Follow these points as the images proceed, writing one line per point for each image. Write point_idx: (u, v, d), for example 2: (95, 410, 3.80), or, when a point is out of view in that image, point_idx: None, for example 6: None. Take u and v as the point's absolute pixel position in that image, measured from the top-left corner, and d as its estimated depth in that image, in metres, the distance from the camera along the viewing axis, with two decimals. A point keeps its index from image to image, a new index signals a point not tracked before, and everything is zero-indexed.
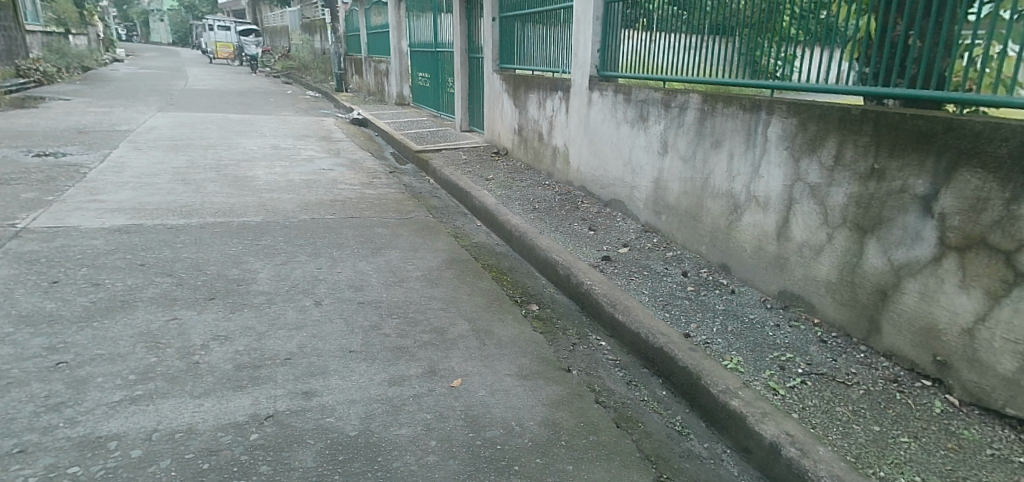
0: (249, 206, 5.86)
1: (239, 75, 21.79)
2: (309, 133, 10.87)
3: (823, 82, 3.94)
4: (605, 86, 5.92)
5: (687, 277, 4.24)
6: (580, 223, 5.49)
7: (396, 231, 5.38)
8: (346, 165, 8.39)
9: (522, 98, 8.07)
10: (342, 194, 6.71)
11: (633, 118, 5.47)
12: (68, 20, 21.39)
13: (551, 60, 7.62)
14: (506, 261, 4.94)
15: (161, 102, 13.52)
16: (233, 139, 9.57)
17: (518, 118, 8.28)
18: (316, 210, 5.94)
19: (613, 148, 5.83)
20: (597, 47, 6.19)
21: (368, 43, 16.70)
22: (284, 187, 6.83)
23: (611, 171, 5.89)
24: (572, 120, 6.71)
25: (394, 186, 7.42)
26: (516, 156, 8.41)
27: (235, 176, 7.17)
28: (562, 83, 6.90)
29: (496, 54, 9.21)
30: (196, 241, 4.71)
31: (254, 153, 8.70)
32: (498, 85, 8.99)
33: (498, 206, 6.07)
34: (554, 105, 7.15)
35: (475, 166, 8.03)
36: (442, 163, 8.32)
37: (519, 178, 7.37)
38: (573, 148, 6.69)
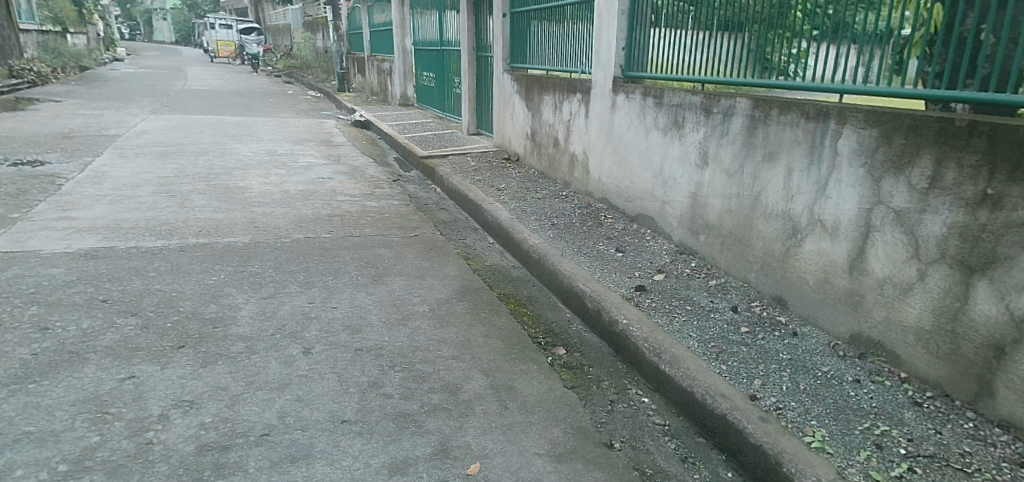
0: (237, 223, 5.29)
1: (240, 75, 21.26)
2: (308, 137, 10.29)
3: (832, 80, 3.71)
4: (632, 88, 5.32)
5: (737, 313, 3.63)
6: (605, 243, 4.89)
7: (399, 253, 4.81)
8: (346, 173, 7.81)
9: (536, 101, 7.47)
10: (341, 207, 6.14)
11: (666, 125, 4.87)
12: (64, 18, 20.92)
13: (568, 59, 7.01)
14: (524, 289, 4.36)
15: (156, 103, 12.98)
16: (226, 145, 8.99)
17: (531, 121, 7.68)
18: (312, 226, 5.37)
19: (641, 157, 5.23)
20: (623, 45, 5.58)
21: (372, 41, 16.11)
22: (277, 200, 6.27)
23: (638, 182, 5.29)
24: (592, 125, 6.11)
25: (397, 197, 6.84)
26: (528, 162, 7.81)
27: (225, 187, 6.61)
28: (581, 84, 6.29)
29: (506, 53, 8.61)
30: (172, 267, 4.15)
31: (248, 159, 8.15)
32: (509, 86, 8.39)
33: (513, 222, 5.48)
34: (571, 109, 6.55)
35: (485, 174, 7.44)
36: (449, 170, 7.72)
37: (533, 187, 6.77)
38: (594, 156, 6.09)
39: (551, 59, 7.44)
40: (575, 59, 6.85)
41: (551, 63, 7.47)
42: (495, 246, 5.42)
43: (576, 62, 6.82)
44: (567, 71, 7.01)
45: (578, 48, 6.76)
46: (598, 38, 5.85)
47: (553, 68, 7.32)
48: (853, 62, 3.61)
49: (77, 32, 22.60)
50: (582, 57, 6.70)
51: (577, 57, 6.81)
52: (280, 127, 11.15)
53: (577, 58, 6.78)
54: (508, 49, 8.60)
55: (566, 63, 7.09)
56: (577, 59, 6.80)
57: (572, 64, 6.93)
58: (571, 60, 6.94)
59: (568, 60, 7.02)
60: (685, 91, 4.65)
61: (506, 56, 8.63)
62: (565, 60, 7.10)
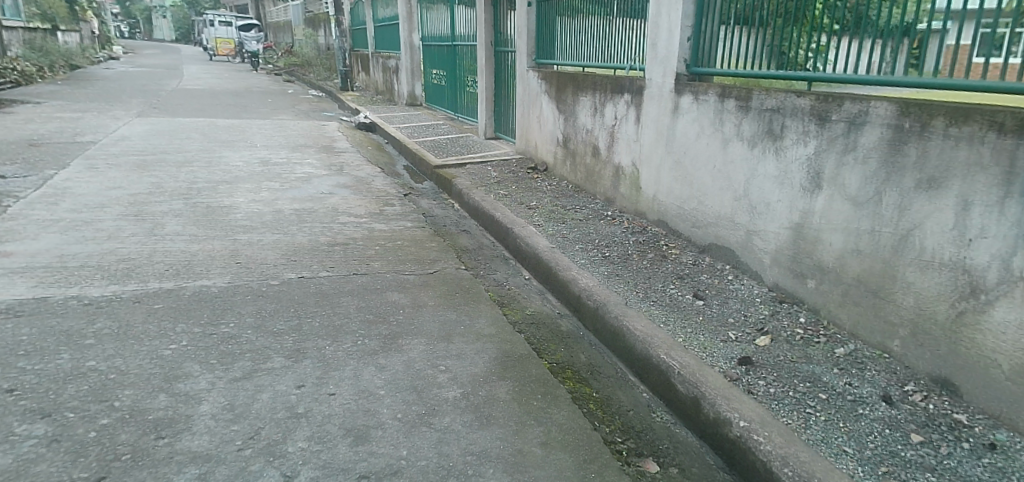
0: (213, 257, 4.30)
1: (239, 73, 20.27)
2: (308, 142, 9.28)
3: (860, 74, 3.44)
4: (704, 86, 4.27)
5: (895, 408, 2.63)
6: (678, 285, 3.87)
7: (415, 299, 3.80)
8: (350, 187, 6.81)
9: (570, 102, 6.44)
10: (343, 232, 5.12)
11: (756, 134, 3.84)
12: (55, 16, 20.01)
13: (611, 53, 5.98)
14: (581, 352, 3.35)
15: (144, 105, 12.02)
16: (215, 153, 8.01)
17: (563, 126, 6.66)
18: (307, 260, 4.37)
19: (716, 174, 4.21)
20: (690, 34, 4.57)
21: (376, 37, 15.08)
22: (266, 223, 5.26)
23: (713, 205, 4.26)
24: (645, 132, 5.10)
25: (410, 217, 5.84)
26: (560, 172, 6.80)
27: (207, 206, 5.62)
28: (631, 83, 5.26)
29: (531, 47, 7.57)
30: (118, 328, 3.15)
31: (238, 171, 7.15)
32: (535, 85, 7.36)
33: (555, 253, 4.47)
34: (617, 112, 5.52)
35: (512, 189, 6.42)
36: (469, 183, 6.72)
37: (570, 205, 5.76)
38: (648, 170, 5.08)
39: (588, 53, 6.40)
40: (621, 54, 5.82)
41: (588, 58, 6.43)
42: (532, 283, 4.41)
43: (622, 57, 5.79)
44: (609, 67, 5.97)
45: (625, 41, 5.72)
46: (655, 27, 4.83)
47: (591, 64, 6.27)
48: (879, 56, 3.36)
49: (68, 30, 21.67)
50: (630, 52, 5.67)
51: (623, 52, 5.78)
52: (277, 131, 10.14)
53: (624, 52, 5.75)
54: (534, 43, 7.55)
55: (608, 59, 6.05)
56: (623, 54, 5.77)
57: (616, 59, 5.89)
58: (616, 55, 5.90)
59: (611, 54, 5.98)
60: (786, 92, 3.62)
61: (531, 51, 7.58)
62: (607, 55, 6.06)
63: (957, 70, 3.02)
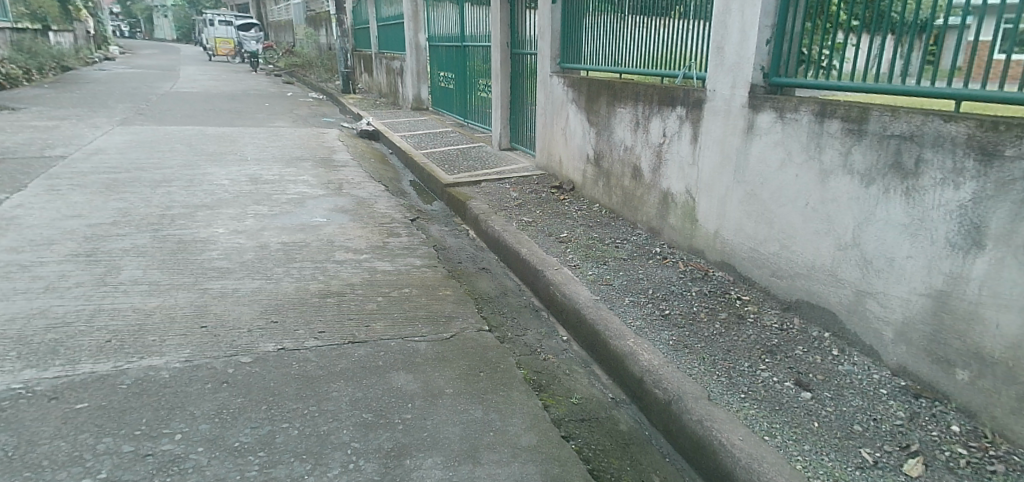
0: (173, 318, 3.43)
1: (238, 75, 19.48)
2: (305, 155, 8.41)
3: (878, 77, 3.22)
4: (794, 101, 3.40)
5: None
6: (768, 362, 2.98)
7: (427, 380, 2.92)
8: (350, 211, 5.95)
9: (604, 115, 5.56)
10: (338, 275, 4.25)
11: (874, 168, 2.97)
12: (46, 16, 19.23)
13: (656, 57, 5.09)
14: (654, 472, 2.51)
15: (130, 112, 11.16)
16: (198, 169, 7.15)
17: (595, 140, 5.79)
18: (291, 319, 3.50)
19: (810, 214, 3.33)
20: (770, 36, 3.71)
21: (379, 37, 14.21)
22: (246, 263, 4.40)
23: (805, 251, 3.38)
24: (702, 154, 4.23)
25: (419, 251, 4.98)
26: (590, 193, 5.93)
27: (178, 240, 4.77)
28: (685, 94, 4.38)
29: (556, 50, 6.69)
30: (12, 457, 2.30)
31: (222, 192, 6.29)
32: (560, 93, 6.49)
33: (601, 308, 3.59)
34: (666, 128, 4.63)
35: (538, 216, 5.54)
36: (488, 208, 5.84)
37: (607, 236, 4.89)
38: (707, 199, 4.20)
39: (624, 57, 5.51)
40: (668, 59, 4.94)
41: (624, 62, 5.54)
42: (572, 348, 3.53)
43: (671, 63, 4.91)
44: (653, 74, 5.08)
45: (676, 44, 4.84)
46: (721, 27, 3.97)
47: (630, 70, 5.38)
48: (897, 58, 3.14)
49: (61, 30, 20.89)
50: (681, 56, 4.80)
51: (672, 56, 4.90)
52: (272, 142, 9.29)
53: (673, 57, 4.88)
54: (558, 44, 6.67)
55: (650, 64, 5.17)
56: (672, 59, 4.90)
57: (662, 65, 5.01)
58: (662, 60, 5.01)
59: (655, 59, 5.10)
60: (924, 113, 2.74)
61: (555, 54, 6.70)
62: (649, 59, 5.17)
63: (978, 71, 2.82)
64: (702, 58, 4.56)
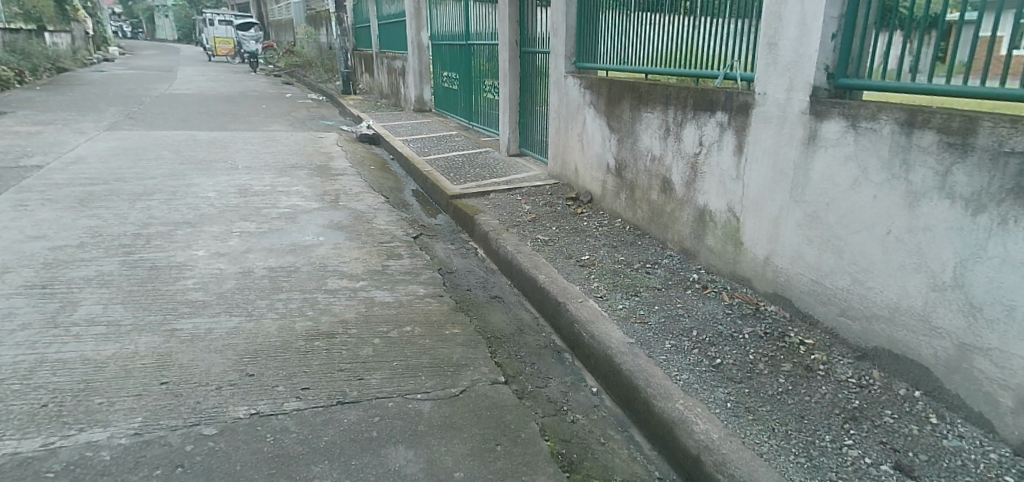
0: (127, 370, 2.87)
1: (236, 75, 18.95)
2: (301, 163, 7.86)
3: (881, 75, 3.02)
4: (872, 108, 2.83)
5: None
6: (853, 434, 2.45)
7: (432, 461, 2.38)
8: (346, 227, 5.40)
9: (628, 120, 5.00)
10: (329, 310, 3.70)
11: (985, 193, 2.41)
12: (41, 16, 18.72)
13: (686, 56, 4.52)
14: None
15: (119, 115, 10.63)
16: (184, 180, 6.60)
17: (617, 148, 5.24)
18: (269, 369, 2.94)
19: (892, 244, 2.77)
20: (836, 30, 3.13)
21: (380, 36, 13.68)
22: (225, 294, 3.84)
23: (883, 290, 2.83)
24: (749, 168, 3.66)
25: (422, 276, 4.43)
26: (612, 207, 5.38)
27: (150, 265, 4.22)
28: (727, 97, 3.82)
29: (571, 48, 6.12)
30: None
31: (207, 207, 5.74)
32: (576, 96, 5.93)
33: (638, 354, 3.02)
34: (704, 137, 4.07)
35: (555, 233, 4.98)
36: (499, 224, 5.29)
37: (635, 259, 4.34)
38: (755, 220, 3.64)
39: (649, 56, 4.95)
40: (702, 58, 4.38)
41: (648, 61, 4.97)
42: (605, 404, 2.97)
43: (706, 62, 4.34)
44: (684, 74, 4.51)
45: (712, 41, 4.28)
46: (773, 20, 3.40)
47: (656, 70, 4.81)
48: (904, 54, 2.93)
49: (57, 31, 20.38)
50: (718, 55, 4.23)
51: (706, 54, 4.34)
52: (266, 148, 8.74)
53: (709, 56, 4.31)
54: (574, 42, 6.11)
55: (679, 63, 4.60)
56: (707, 58, 4.33)
57: (695, 65, 4.44)
58: (694, 59, 4.45)
59: (685, 58, 4.53)
60: None
61: (570, 53, 6.14)
62: (678, 59, 4.60)
63: (988, 68, 2.65)
64: (745, 57, 4.01)
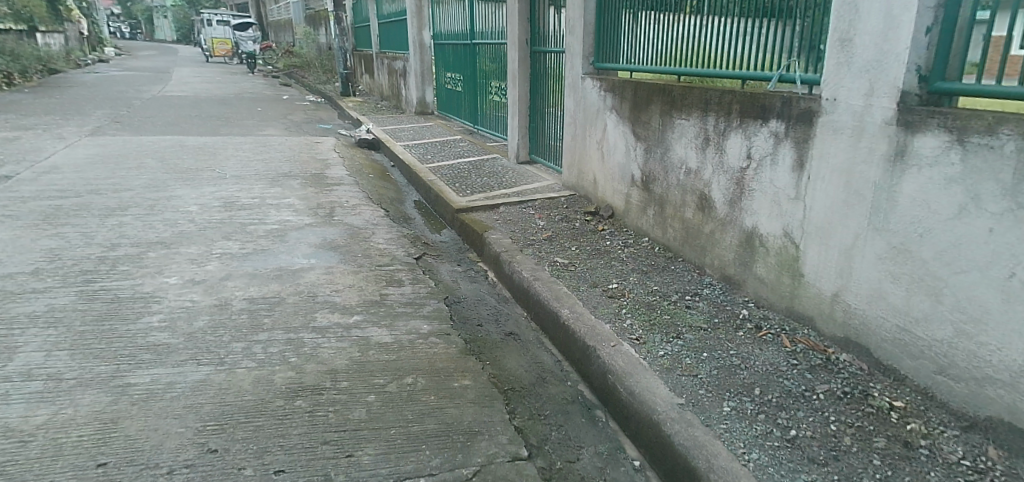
0: (58, 447, 2.36)
1: (233, 77, 18.40)
2: (295, 172, 7.32)
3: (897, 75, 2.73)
4: (989, 119, 2.30)
5: None
6: None
7: None
8: (341, 247, 4.85)
9: (657, 128, 4.47)
10: (316, 354, 3.14)
11: None
12: (33, 16, 18.21)
13: (732, 56, 4.00)
14: None
15: (105, 120, 10.10)
16: (165, 191, 6.06)
17: (644, 159, 4.70)
18: (236, 442, 2.42)
19: (1016, 293, 2.28)
20: (932, 22, 2.57)
21: (380, 36, 13.14)
22: (194, 334, 3.29)
23: (1004, 348, 2.33)
24: (814, 189, 3.11)
25: (426, 307, 3.88)
26: (638, 224, 4.82)
27: (111, 297, 3.68)
28: (783, 103, 3.28)
29: (589, 47, 5.58)
30: None
31: (186, 223, 5.19)
32: (596, 100, 5.39)
33: (694, 421, 2.50)
34: (753, 148, 3.53)
35: (576, 255, 4.43)
36: (513, 244, 4.73)
37: (671, 288, 3.78)
38: (820, 249, 3.08)
39: (684, 56, 4.42)
40: (752, 58, 3.86)
41: (683, 61, 4.44)
42: None
43: (757, 62, 3.82)
44: (730, 77, 3.99)
45: (764, 39, 3.76)
46: (847, 11, 2.86)
47: (696, 72, 4.28)
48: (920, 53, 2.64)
49: (49, 31, 19.84)
50: (772, 54, 3.71)
51: (758, 54, 3.82)
52: (258, 155, 8.19)
53: (760, 55, 3.80)
54: (592, 40, 5.57)
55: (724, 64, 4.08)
56: (758, 58, 3.82)
57: (744, 66, 3.92)
58: (742, 60, 3.93)
59: (731, 58, 4.00)
60: None
61: (588, 52, 5.60)
62: (723, 59, 4.08)
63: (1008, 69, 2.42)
64: (805, 57, 3.48)
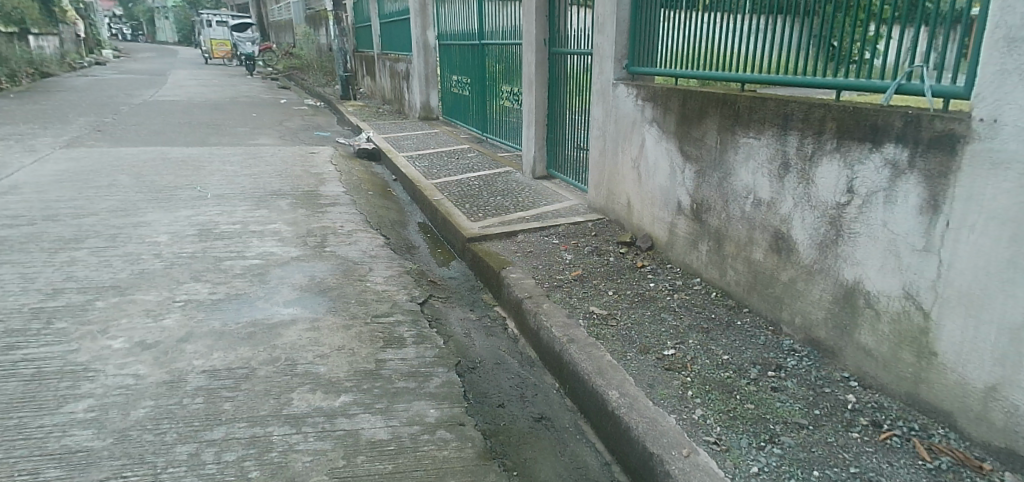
0: None
1: (231, 80, 17.68)
2: (286, 189, 6.54)
3: None
4: None
5: None
6: None
7: None
8: (331, 289, 4.07)
9: (716, 147, 3.68)
10: (286, 467, 2.36)
11: None
12: (23, 18, 17.52)
13: (759, 58, 3.58)
14: None
15: (86, 129, 9.36)
16: (133, 216, 5.29)
17: (696, 184, 3.90)
18: None
19: None
20: None
21: (381, 37, 12.37)
22: (126, 433, 2.51)
23: None
24: (956, 243, 2.35)
25: (434, 377, 3.09)
26: (686, 261, 4.04)
27: (31, 373, 2.90)
28: (907, 125, 2.50)
29: (623, 48, 4.78)
30: None
31: (150, 258, 4.42)
32: (632, 111, 4.59)
33: None
34: (857, 181, 2.75)
35: (616, 304, 3.63)
36: (539, 287, 3.93)
37: (745, 355, 2.99)
38: (964, 323, 2.32)
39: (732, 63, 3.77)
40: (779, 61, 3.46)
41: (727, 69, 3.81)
42: None
43: (782, 66, 3.43)
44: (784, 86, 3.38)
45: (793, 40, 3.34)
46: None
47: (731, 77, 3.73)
48: None
49: (43, 34, 19.17)
50: (798, 58, 3.32)
51: (786, 57, 3.40)
52: (246, 168, 7.42)
53: (786, 58, 3.39)
54: (627, 39, 4.76)
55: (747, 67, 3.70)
56: (785, 61, 3.41)
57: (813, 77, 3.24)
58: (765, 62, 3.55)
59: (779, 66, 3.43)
60: None
61: (622, 54, 4.79)
62: (746, 61, 3.69)
63: None
64: (839, 62, 3.09)
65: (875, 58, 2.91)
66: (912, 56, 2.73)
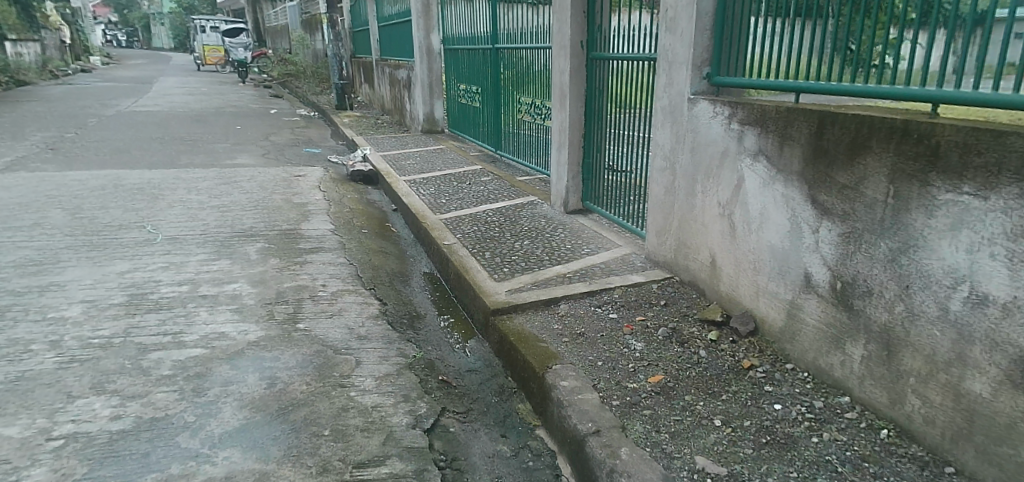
0: None
1: (221, 88, 16.41)
2: (257, 229, 5.24)
3: None
4: None
5: None
6: None
7: None
8: (292, 403, 2.77)
9: (888, 206, 2.39)
10: None
11: None
12: None
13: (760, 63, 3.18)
14: None
15: (38, 147, 8.10)
16: (45, 276, 4.00)
17: (843, 256, 2.59)
18: None
19: None
20: None
21: (381, 41, 11.08)
22: None
23: None
24: None
25: None
26: (820, 366, 2.75)
27: None
28: None
29: (704, 52, 3.45)
30: None
31: (43, 349, 3.13)
32: (721, 139, 3.28)
33: None
34: None
35: (735, 451, 2.36)
36: (607, 407, 2.61)
37: None
38: None
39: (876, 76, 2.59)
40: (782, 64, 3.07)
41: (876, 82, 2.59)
42: None
43: (789, 70, 3.02)
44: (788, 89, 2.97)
45: (800, 41, 2.94)
46: None
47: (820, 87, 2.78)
48: None
49: (23, 40, 17.93)
50: (805, 59, 2.91)
51: (794, 60, 3.00)
52: (214, 198, 6.12)
53: (788, 61, 3.01)
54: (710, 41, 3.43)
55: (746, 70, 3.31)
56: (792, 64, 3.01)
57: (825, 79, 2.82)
58: (769, 66, 3.14)
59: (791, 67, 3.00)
60: None
61: (702, 59, 3.46)
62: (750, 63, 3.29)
63: None
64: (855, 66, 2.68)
65: (889, 61, 2.51)
66: (928, 58, 2.36)
